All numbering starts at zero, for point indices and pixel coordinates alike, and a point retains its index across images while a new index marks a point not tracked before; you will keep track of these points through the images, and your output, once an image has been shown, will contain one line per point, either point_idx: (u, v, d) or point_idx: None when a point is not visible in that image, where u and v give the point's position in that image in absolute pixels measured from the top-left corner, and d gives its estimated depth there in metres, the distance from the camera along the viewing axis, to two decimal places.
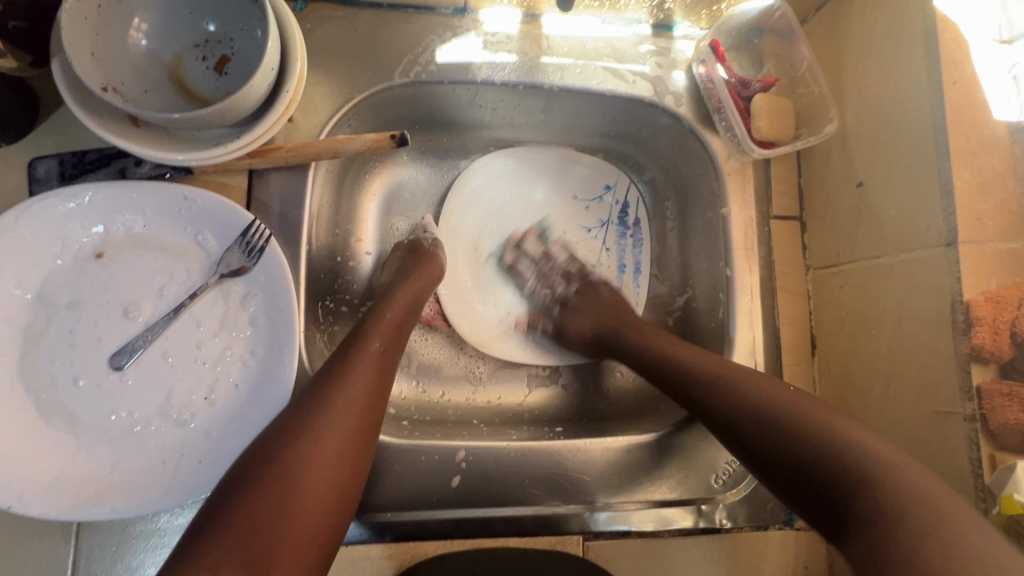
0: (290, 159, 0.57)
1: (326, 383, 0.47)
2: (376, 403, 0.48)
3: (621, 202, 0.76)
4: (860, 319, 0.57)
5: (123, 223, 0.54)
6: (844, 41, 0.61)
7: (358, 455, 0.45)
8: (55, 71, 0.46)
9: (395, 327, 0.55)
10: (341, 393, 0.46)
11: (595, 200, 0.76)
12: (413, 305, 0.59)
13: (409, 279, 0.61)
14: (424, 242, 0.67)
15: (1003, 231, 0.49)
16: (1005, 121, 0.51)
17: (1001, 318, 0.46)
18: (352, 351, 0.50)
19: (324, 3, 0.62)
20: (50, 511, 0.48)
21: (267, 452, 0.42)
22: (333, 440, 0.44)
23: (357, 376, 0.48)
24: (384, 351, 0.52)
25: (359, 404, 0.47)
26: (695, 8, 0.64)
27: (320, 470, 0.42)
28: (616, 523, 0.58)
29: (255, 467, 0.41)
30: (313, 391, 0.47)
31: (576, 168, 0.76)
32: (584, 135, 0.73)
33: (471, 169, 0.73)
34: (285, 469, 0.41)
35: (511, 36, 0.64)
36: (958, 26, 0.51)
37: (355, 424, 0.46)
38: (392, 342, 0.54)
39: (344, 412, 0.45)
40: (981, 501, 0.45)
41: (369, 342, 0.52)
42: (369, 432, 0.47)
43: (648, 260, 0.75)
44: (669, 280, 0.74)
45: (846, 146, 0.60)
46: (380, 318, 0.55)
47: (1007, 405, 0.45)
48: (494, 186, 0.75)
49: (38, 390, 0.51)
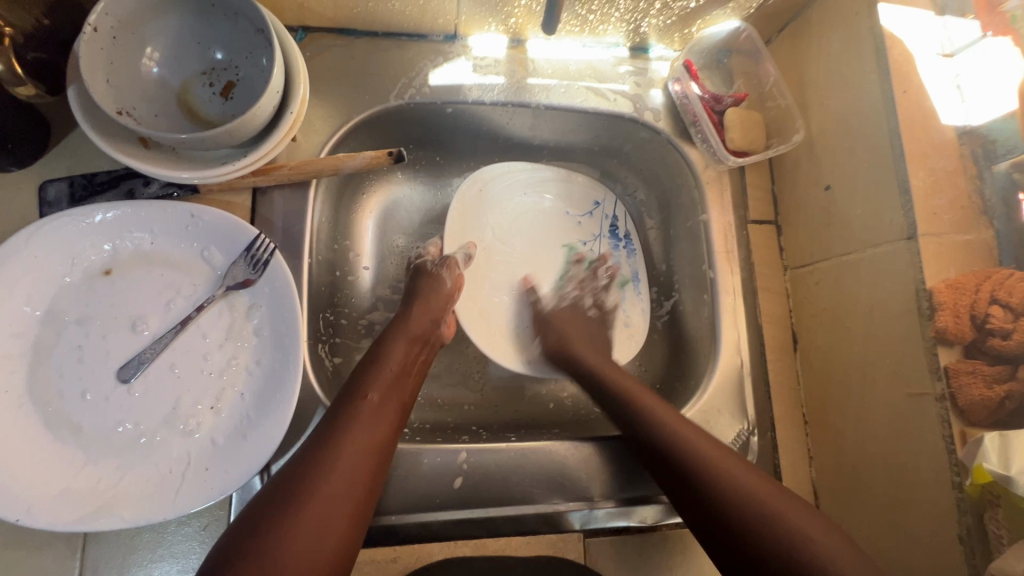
0: (292, 177, 0.60)
1: (324, 436, 0.47)
2: (374, 453, 0.48)
3: (610, 216, 0.78)
4: (836, 312, 0.61)
5: (132, 240, 0.57)
6: (805, 59, 0.66)
7: (356, 505, 0.45)
8: (72, 97, 0.49)
9: (394, 376, 0.54)
10: (334, 452, 0.46)
11: (585, 215, 0.78)
12: (419, 341, 0.60)
13: (409, 318, 0.61)
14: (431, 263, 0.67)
15: (958, 224, 0.53)
16: (953, 126, 0.55)
17: (961, 302, 0.49)
18: (351, 405, 0.50)
19: (323, 33, 0.66)
20: (59, 523, 0.48)
21: (257, 514, 0.42)
22: (325, 502, 0.43)
23: (353, 434, 0.48)
24: (381, 403, 0.51)
25: (351, 461, 0.46)
26: (668, 32, 0.70)
27: (309, 535, 0.41)
28: (615, 519, 0.60)
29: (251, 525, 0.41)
30: (308, 449, 0.47)
31: (568, 183, 0.78)
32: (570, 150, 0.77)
33: (487, 182, 0.75)
34: (273, 536, 0.41)
35: (499, 60, 0.69)
36: (905, 42, 0.57)
37: (349, 483, 0.45)
38: (393, 387, 0.53)
39: (339, 473, 0.45)
40: (955, 475, 0.48)
41: (366, 394, 0.51)
42: (367, 490, 0.46)
43: (643, 270, 0.76)
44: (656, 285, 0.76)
45: (812, 153, 0.65)
46: (380, 365, 0.54)
47: (971, 381, 0.48)
48: (508, 201, 0.76)
49: (47, 404, 0.52)
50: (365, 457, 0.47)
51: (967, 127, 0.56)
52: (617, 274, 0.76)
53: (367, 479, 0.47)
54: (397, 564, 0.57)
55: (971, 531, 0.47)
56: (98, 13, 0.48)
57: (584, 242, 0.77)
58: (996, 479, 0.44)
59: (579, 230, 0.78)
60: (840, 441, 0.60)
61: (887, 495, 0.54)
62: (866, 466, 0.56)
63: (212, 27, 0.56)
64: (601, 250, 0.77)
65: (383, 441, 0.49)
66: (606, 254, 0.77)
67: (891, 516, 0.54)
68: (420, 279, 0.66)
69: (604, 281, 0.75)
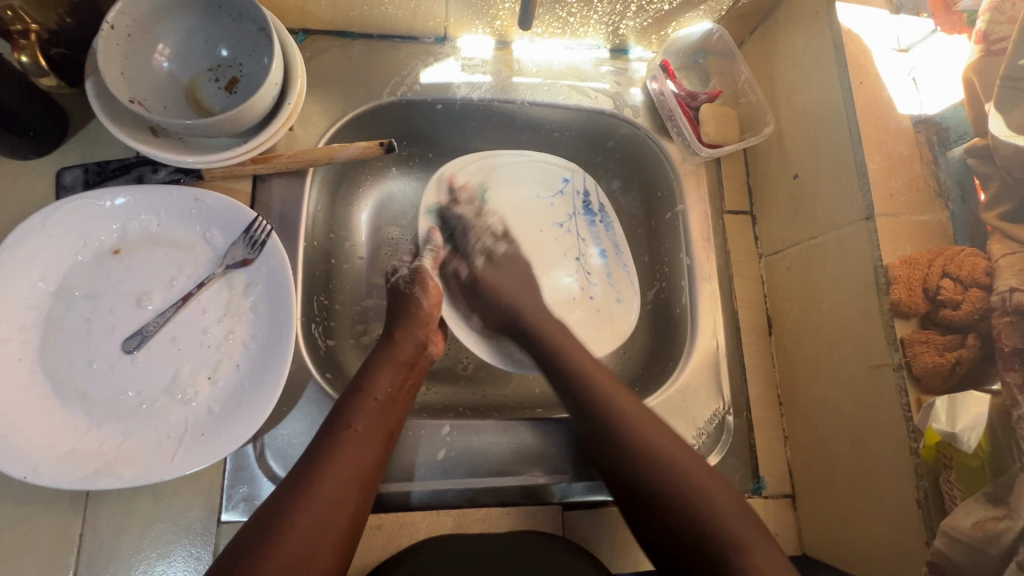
0: (289, 165, 0.64)
1: (308, 472, 0.48)
2: (361, 486, 0.49)
3: (581, 190, 0.77)
4: (806, 294, 0.63)
5: (140, 222, 0.61)
6: (774, 57, 0.70)
7: (342, 538, 0.47)
8: (89, 88, 0.54)
9: (380, 406, 0.54)
10: (316, 491, 0.47)
11: (556, 194, 0.77)
12: (410, 362, 0.59)
13: (396, 340, 0.60)
14: (401, 282, 0.64)
15: (914, 205, 0.56)
16: (909, 115, 0.59)
17: (915, 276, 0.52)
18: (334, 440, 0.50)
19: (322, 35, 0.71)
20: (62, 480, 0.51)
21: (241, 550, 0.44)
22: (307, 542, 0.45)
23: (337, 470, 0.48)
24: (366, 435, 0.52)
25: (334, 497, 0.47)
26: (646, 34, 0.74)
27: None
28: (594, 493, 0.63)
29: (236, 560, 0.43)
30: (292, 484, 0.47)
31: (535, 163, 0.77)
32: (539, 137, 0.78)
33: (456, 167, 0.73)
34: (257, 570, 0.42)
35: (486, 60, 0.73)
36: (862, 38, 0.61)
37: (333, 519, 0.47)
38: (381, 417, 0.54)
39: (322, 509, 0.46)
40: (912, 440, 0.50)
41: (351, 427, 0.51)
42: (352, 522, 0.48)
43: (623, 239, 0.77)
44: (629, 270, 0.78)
45: (782, 144, 0.68)
46: (367, 394, 0.54)
47: (925, 350, 0.50)
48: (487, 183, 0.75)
49: (56, 371, 0.56)
50: (348, 493, 0.48)
51: (923, 116, 0.59)
52: (599, 250, 0.76)
53: (351, 514, 0.48)
54: (381, 531, 0.58)
55: (928, 494, 0.49)
56: (115, 12, 0.53)
57: (561, 223, 0.76)
58: (945, 438, 0.48)
59: (553, 210, 0.76)
60: (811, 418, 0.62)
61: (853, 466, 0.56)
62: (833, 438, 0.59)
63: (219, 27, 0.61)
64: (579, 229, 0.76)
65: (367, 473, 0.50)
66: (584, 232, 0.76)
67: (858, 490, 0.55)
68: (401, 298, 0.63)
69: (587, 260, 0.75)
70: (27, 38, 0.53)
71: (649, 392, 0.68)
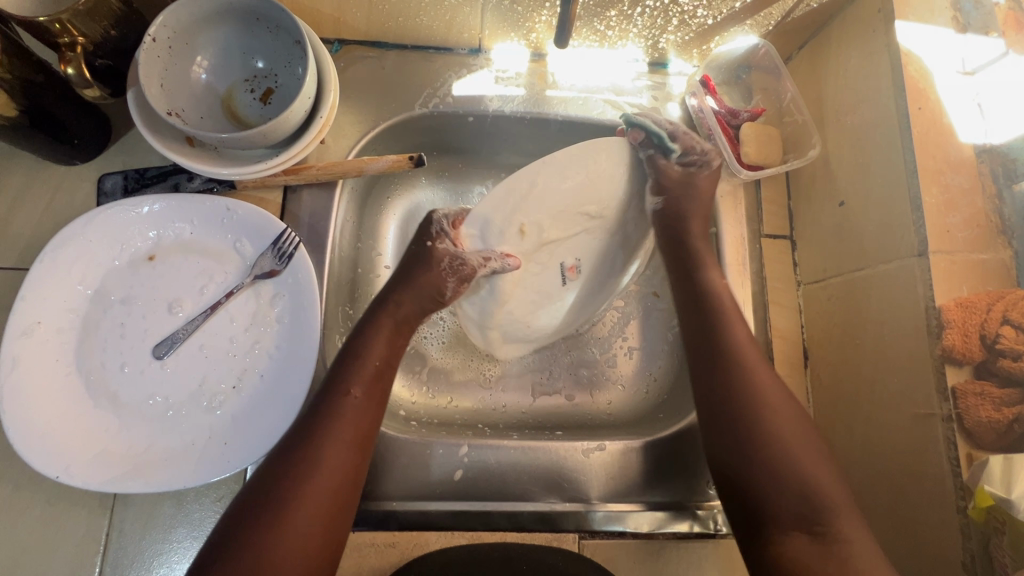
0: (320, 177, 0.64)
1: (308, 434, 0.49)
2: (361, 448, 0.50)
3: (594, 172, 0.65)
4: (847, 329, 0.60)
5: (174, 230, 0.62)
6: (823, 75, 0.66)
7: (347, 497, 0.48)
8: (130, 98, 0.55)
9: (377, 370, 0.55)
10: (318, 449, 0.48)
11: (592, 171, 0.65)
12: (402, 326, 0.60)
13: (394, 304, 0.60)
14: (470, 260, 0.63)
15: (973, 242, 0.52)
16: (971, 144, 0.55)
17: (971, 322, 0.49)
18: (333, 405, 0.51)
19: (356, 45, 0.71)
20: (91, 482, 0.53)
21: (245, 508, 0.45)
22: (313, 501, 0.46)
23: (336, 436, 0.49)
24: (363, 400, 0.53)
25: (336, 462, 0.49)
26: (687, 47, 0.71)
27: (298, 535, 0.45)
28: (612, 523, 0.61)
29: (247, 515, 0.45)
30: (289, 450, 0.49)
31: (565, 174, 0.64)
32: (544, 144, 0.75)
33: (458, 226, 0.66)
34: (263, 535, 0.44)
35: (520, 73, 0.72)
36: (923, 60, 0.57)
37: (336, 484, 0.48)
38: (376, 383, 0.54)
39: (325, 470, 0.48)
40: (959, 498, 0.47)
41: (350, 393, 0.52)
42: (354, 486, 0.49)
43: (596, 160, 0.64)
44: (632, 292, 0.77)
45: (827, 168, 0.65)
46: (363, 361, 0.55)
47: (979, 403, 0.47)
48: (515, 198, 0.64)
49: (90, 372, 0.57)
50: (348, 455, 0.49)
51: (986, 146, 0.55)
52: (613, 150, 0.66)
53: (350, 474, 0.49)
54: (395, 549, 0.58)
55: (975, 558, 0.46)
56: (157, 24, 0.54)
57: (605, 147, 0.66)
58: (997, 502, 0.45)
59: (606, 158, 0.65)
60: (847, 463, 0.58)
61: (891, 517, 0.52)
62: (871, 485, 0.55)
63: (256, 39, 0.61)
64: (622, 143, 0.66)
65: (366, 436, 0.51)
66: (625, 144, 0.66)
67: (895, 543, 0.52)
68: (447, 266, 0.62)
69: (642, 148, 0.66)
70: (73, 50, 0.53)
71: (675, 419, 0.66)
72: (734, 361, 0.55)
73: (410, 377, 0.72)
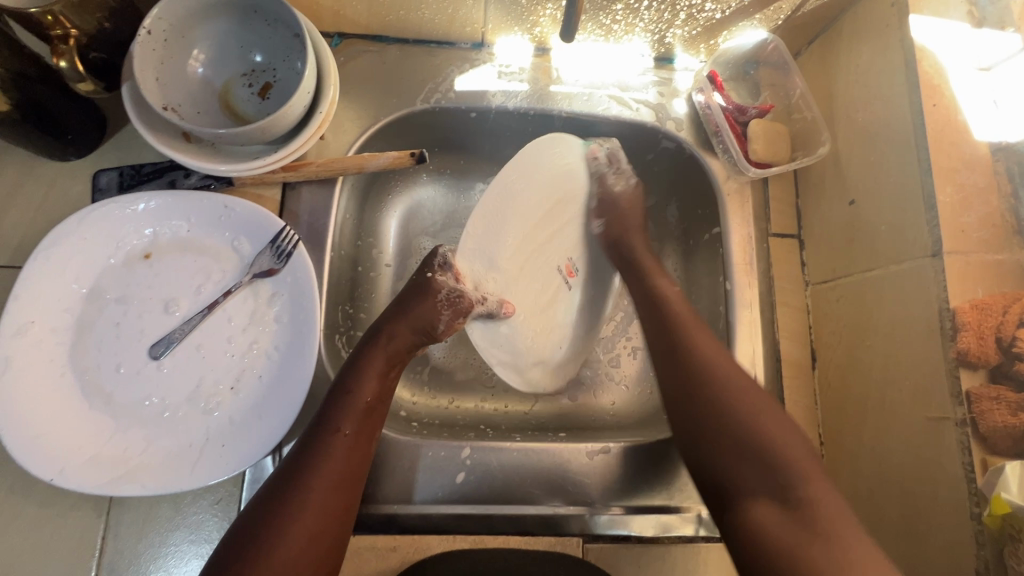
0: (319, 174, 0.63)
1: (294, 475, 0.48)
2: (349, 489, 0.49)
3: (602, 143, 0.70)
4: (856, 329, 0.59)
5: (170, 228, 0.61)
6: (833, 72, 0.65)
7: (333, 540, 0.47)
8: (125, 92, 0.54)
9: (367, 408, 0.53)
10: (305, 491, 0.47)
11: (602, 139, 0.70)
12: (394, 363, 0.57)
13: (388, 337, 0.58)
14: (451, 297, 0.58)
15: (988, 243, 0.51)
16: (986, 143, 0.54)
17: (986, 324, 0.48)
18: (322, 444, 0.50)
19: (357, 39, 0.69)
20: (87, 484, 0.52)
21: (230, 552, 0.44)
22: (297, 546, 0.45)
23: (321, 477, 0.48)
24: (354, 437, 0.51)
25: (322, 504, 0.47)
26: (694, 42, 0.69)
27: None
28: (616, 527, 0.60)
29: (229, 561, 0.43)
30: (276, 490, 0.47)
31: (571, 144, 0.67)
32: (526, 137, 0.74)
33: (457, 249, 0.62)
34: None
35: (524, 68, 0.71)
36: (938, 56, 0.55)
37: (323, 526, 0.47)
38: (367, 421, 0.52)
39: (310, 512, 0.46)
40: (974, 505, 0.46)
41: (339, 431, 0.51)
42: (342, 527, 0.48)
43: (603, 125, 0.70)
44: None
45: (837, 166, 0.64)
46: (354, 397, 0.53)
47: (995, 408, 0.46)
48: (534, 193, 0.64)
49: (83, 372, 0.56)
50: (337, 495, 0.48)
51: (1002, 144, 0.54)
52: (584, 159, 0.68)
53: (338, 515, 0.48)
54: (397, 553, 0.56)
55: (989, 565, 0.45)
56: (153, 17, 0.52)
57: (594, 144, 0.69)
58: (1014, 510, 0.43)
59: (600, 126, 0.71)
60: (856, 465, 0.57)
61: (903, 525, 0.52)
62: (880, 489, 0.54)
63: (253, 32, 0.60)
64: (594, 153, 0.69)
65: (353, 477, 0.50)
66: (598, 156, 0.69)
67: (909, 549, 0.51)
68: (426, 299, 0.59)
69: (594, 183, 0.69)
70: (65, 43, 0.52)
71: None
72: (707, 367, 0.53)
73: (411, 377, 0.71)
